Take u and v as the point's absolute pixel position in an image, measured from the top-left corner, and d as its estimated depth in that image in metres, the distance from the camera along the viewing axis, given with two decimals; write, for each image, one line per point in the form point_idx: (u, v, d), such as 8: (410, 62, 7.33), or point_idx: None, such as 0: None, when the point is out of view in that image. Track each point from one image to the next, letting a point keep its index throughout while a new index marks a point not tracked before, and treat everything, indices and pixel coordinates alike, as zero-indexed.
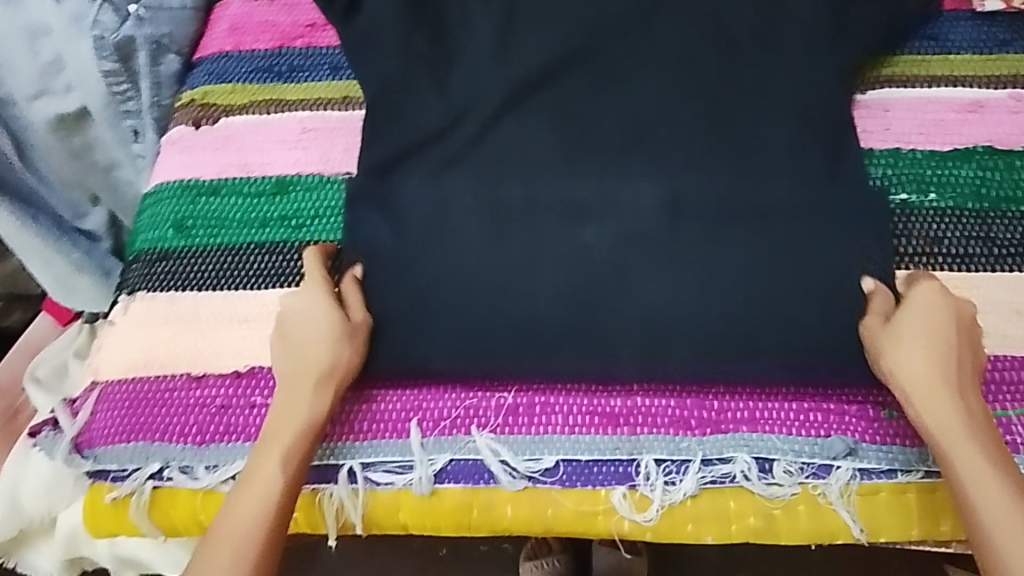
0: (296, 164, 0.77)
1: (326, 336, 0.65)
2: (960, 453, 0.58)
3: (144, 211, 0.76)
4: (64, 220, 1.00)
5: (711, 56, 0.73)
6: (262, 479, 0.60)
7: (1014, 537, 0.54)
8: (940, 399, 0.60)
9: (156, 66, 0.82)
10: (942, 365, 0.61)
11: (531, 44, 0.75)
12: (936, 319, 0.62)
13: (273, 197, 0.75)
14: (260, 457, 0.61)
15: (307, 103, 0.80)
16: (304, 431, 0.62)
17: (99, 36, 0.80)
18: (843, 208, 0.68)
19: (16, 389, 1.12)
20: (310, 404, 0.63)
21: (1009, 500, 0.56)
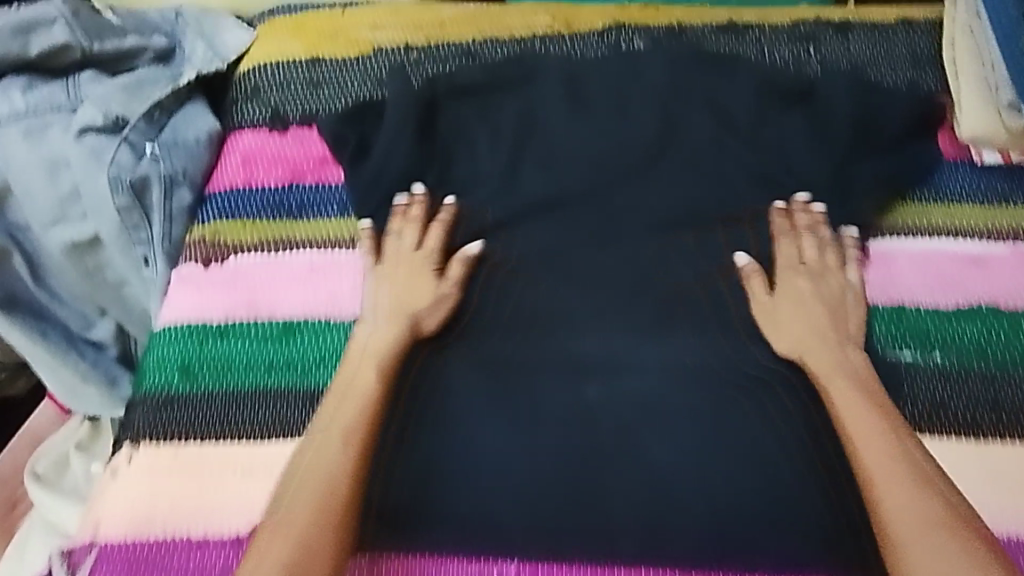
0: (303, 306, 0.77)
1: (405, 324, 0.73)
2: (864, 435, 0.63)
3: (149, 352, 0.77)
4: (73, 331, 1.01)
5: (705, 215, 0.78)
6: (327, 453, 0.64)
7: (912, 530, 0.57)
8: (844, 377, 0.67)
9: (168, 200, 0.83)
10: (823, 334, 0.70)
11: (538, 202, 0.81)
12: (821, 298, 0.72)
13: (281, 341, 0.76)
14: (322, 435, 0.65)
15: (315, 242, 0.81)
16: (360, 408, 0.67)
17: (115, 174, 0.82)
18: (845, 362, 0.68)
19: (15, 482, 1.09)
20: (372, 382, 0.69)
21: (907, 493, 0.59)
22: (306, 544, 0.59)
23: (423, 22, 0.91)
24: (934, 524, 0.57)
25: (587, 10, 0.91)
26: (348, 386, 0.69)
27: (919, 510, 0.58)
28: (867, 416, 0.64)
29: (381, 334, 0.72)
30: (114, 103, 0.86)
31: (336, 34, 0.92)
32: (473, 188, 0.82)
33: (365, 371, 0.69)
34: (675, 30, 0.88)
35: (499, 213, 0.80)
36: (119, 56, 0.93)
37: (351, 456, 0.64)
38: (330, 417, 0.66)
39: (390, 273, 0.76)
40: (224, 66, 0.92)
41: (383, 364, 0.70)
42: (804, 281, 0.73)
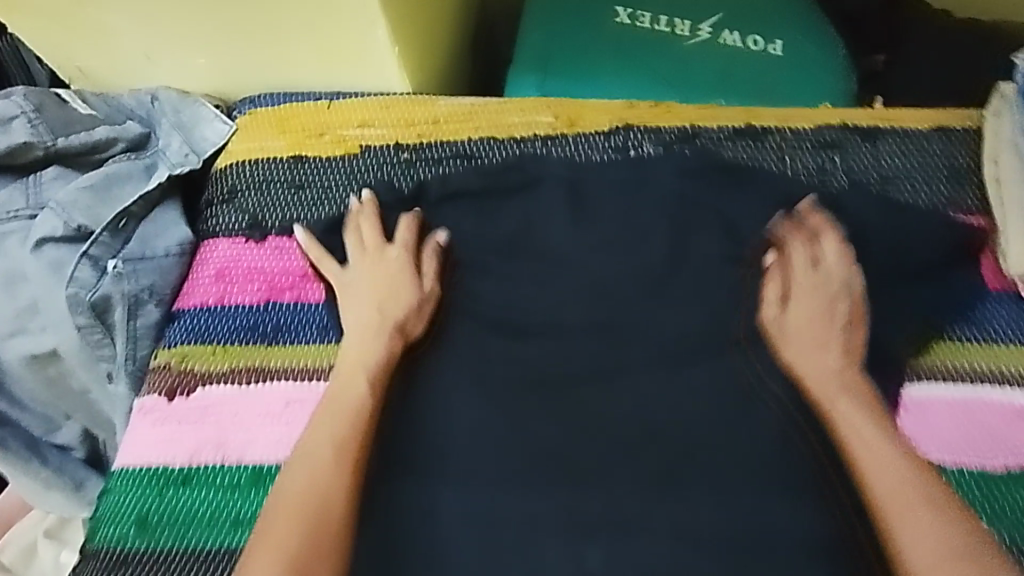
0: (276, 448, 0.70)
1: (391, 332, 0.71)
2: (868, 444, 0.60)
3: (103, 501, 0.69)
4: (37, 438, 0.94)
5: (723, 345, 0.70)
6: (316, 471, 0.60)
7: (933, 561, 0.53)
8: (849, 396, 0.64)
9: (133, 320, 0.77)
10: (820, 301, 0.70)
11: (538, 326, 0.73)
12: (823, 294, 0.70)
13: (248, 491, 0.68)
14: (313, 446, 0.62)
15: (291, 372, 0.73)
16: (351, 420, 0.64)
17: (74, 293, 0.76)
18: (837, 372, 0.66)
19: None
20: (359, 395, 0.66)
21: (920, 520, 0.55)
22: (300, 554, 0.55)
23: (416, 119, 0.84)
24: (951, 557, 0.52)
25: (593, 107, 0.84)
26: (335, 407, 0.65)
27: (936, 537, 0.54)
28: (881, 435, 0.61)
29: (365, 343, 0.70)
30: (76, 211, 0.80)
31: (322, 131, 0.85)
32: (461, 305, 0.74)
33: (347, 389, 0.67)
34: (688, 134, 0.81)
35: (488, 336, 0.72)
36: (84, 150, 0.86)
37: (345, 467, 0.61)
38: (322, 419, 0.64)
39: (366, 276, 0.75)
40: (198, 164, 0.86)
41: (373, 373, 0.68)
42: (801, 275, 0.72)
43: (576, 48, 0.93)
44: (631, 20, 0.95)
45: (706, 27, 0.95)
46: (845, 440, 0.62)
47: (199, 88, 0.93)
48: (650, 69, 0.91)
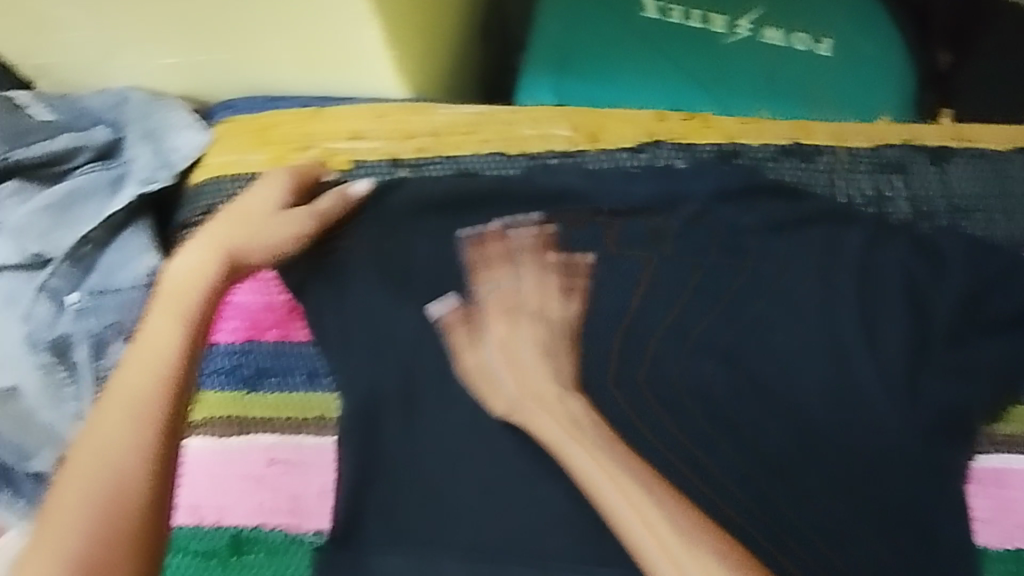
0: (260, 512, 0.63)
1: (220, 252, 0.63)
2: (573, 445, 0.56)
3: None
4: None
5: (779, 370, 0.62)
6: (111, 438, 0.49)
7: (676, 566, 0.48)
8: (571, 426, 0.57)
9: (100, 362, 0.69)
10: (539, 365, 0.60)
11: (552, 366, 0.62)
12: (524, 336, 0.61)
13: (227, 561, 0.61)
14: (110, 406, 0.51)
15: (275, 425, 0.66)
16: (161, 369, 0.53)
17: (33, 332, 0.69)
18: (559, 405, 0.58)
19: None
20: (179, 337, 0.56)
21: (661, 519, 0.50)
22: (89, 552, 0.44)
23: (414, 130, 0.74)
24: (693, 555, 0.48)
25: (617, 118, 0.74)
26: (143, 346, 0.55)
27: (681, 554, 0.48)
28: (609, 479, 0.53)
29: (199, 262, 0.62)
30: (30, 237, 0.71)
31: (307, 143, 0.74)
32: (462, 367, 0.62)
33: (170, 319, 0.57)
34: (727, 152, 0.71)
35: (497, 395, 0.60)
36: (45, 162, 0.76)
37: (144, 433, 0.50)
38: (108, 395, 0.52)
39: (239, 211, 0.66)
40: (171, 180, 0.75)
41: (191, 321, 0.57)
42: (502, 325, 0.62)
43: (597, 45, 0.83)
44: (659, 12, 0.84)
45: (746, 23, 0.84)
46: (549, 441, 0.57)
47: (171, 89, 0.82)
48: (678, 74, 0.81)
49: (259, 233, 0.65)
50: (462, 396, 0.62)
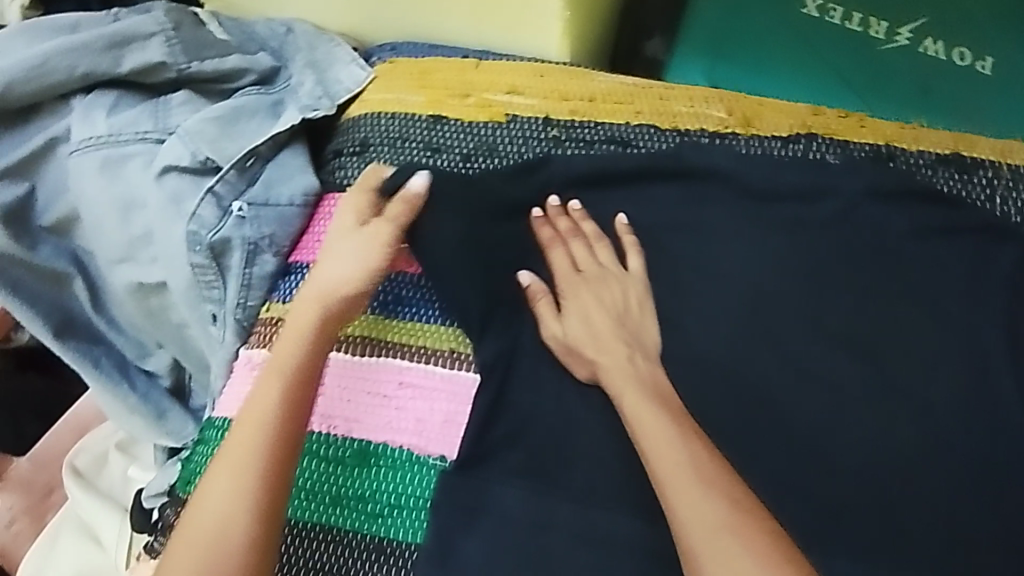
0: (387, 429, 0.66)
1: (324, 307, 0.65)
2: (637, 413, 0.58)
3: (196, 448, 0.70)
4: (127, 359, 0.90)
5: (903, 370, 0.64)
6: (229, 492, 0.56)
7: (702, 539, 0.51)
8: (638, 393, 0.60)
9: (250, 268, 0.74)
10: (607, 316, 0.65)
11: (683, 331, 0.66)
12: (607, 293, 0.66)
13: (353, 469, 0.65)
14: (224, 466, 0.58)
15: (407, 351, 0.69)
16: (269, 436, 0.59)
17: (195, 231, 0.73)
18: (634, 370, 0.62)
19: (56, 465, 1.12)
20: (278, 409, 0.60)
21: (694, 493, 0.53)
22: None
23: (570, 93, 0.76)
24: (718, 528, 0.51)
25: (772, 107, 0.75)
26: (260, 406, 0.60)
27: (709, 528, 0.51)
28: (666, 435, 0.56)
29: (300, 315, 0.65)
30: (203, 142, 0.75)
31: (466, 92, 0.78)
32: (587, 328, 0.65)
33: (286, 362, 0.63)
34: (883, 154, 0.71)
35: (619, 355, 0.63)
36: (216, 78, 0.80)
37: (251, 504, 0.56)
38: (230, 448, 0.59)
39: (352, 255, 0.67)
40: (332, 109, 0.80)
41: (293, 384, 0.61)
42: (580, 286, 0.67)
43: (753, 38, 0.84)
44: (820, 12, 0.85)
45: (907, 32, 0.83)
46: (622, 410, 0.60)
47: (334, 26, 0.87)
48: (832, 74, 0.82)
49: (344, 284, 0.66)
50: (584, 350, 0.64)
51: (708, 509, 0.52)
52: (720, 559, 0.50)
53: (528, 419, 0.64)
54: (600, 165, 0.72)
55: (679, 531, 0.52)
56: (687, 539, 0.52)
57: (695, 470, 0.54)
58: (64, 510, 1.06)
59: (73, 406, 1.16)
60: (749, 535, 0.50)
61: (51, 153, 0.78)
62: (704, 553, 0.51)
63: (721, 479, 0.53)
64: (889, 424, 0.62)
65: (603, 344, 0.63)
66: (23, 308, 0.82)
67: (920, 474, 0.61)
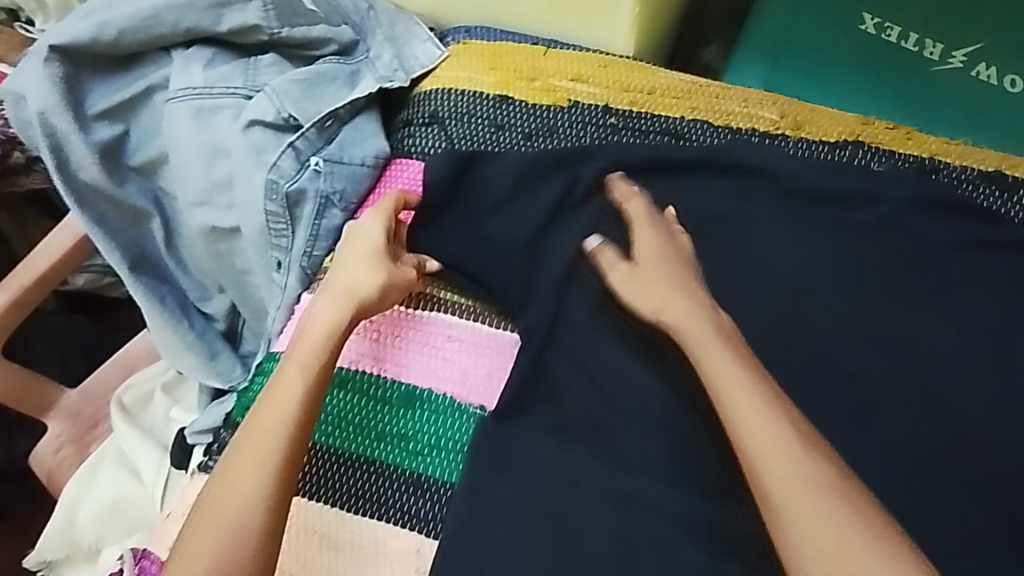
0: (432, 378, 0.71)
1: (349, 303, 0.69)
2: (723, 377, 0.59)
3: (255, 379, 0.75)
4: (188, 301, 0.96)
5: (926, 371, 0.67)
6: (242, 478, 0.60)
7: (791, 492, 0.53)
8: (720, 353, 0.60)
9: (319, 220, 0.80)
10: (675, 277, 0.66)
11: (720, 314, 0.70)
12: (670, 258, 0.67)
13: (398, 410, 0.70)
14: (241, 456, 0.61)
15: (458, 308, 0.74)
16: (283, 423, 0.62)
17: (274, 180, 0.79)
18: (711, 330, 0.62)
19: (105, 399, 1.20)
20: (298, 398, 0.64)
21: (773, 446, 0.55)
22: None
23: (631, 85, 0.81)
24: (825, 494, 0.53)
25: (824, 115, 0.79)
26: (276, 394, 0.64)
27: (792, 478, 0.54)
28: (762, 401, 0.57)
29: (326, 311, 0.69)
30: (288, 100, 0.81)
31: (533, 76, 0.83)
32: (643, 288, 0.66)
33: (308, 352, 0.66)
34: (928, 166, 0.74)
35: (687, 310, 0.64)
36: (302, 44, 0.86)
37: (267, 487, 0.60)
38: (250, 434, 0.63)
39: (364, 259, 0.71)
40: (406, 82, 0.86)
41: (313, 373, 0.65)
42: (643, 248, 0.68)
43: (810, 50, 0.88)
44: (877, 30, 0.88)
45: (960, 56, 0.86)
46: (703, 369, 0.60)
47: (412, 8, 0.93)
48: (884, 88, 0.85)
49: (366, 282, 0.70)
50: (642, 296, 0.66)
51: (792, 465, 0.54)
52: (831, 520, 0.52)
53: (564, 381, 0.70)
54: (653, 154, 0.76)
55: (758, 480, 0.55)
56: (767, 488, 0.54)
57: (781, 428, 0.56)
58: (107, 443, 1.13)
59: (127, 347, 1.25)
60: (855, 499, 0.53)
61: (148, 100, 0.85)
62: (811, 513, 0.52)
63: (819, 445, 0.56)
64: (908, 420, 0.65)
65: (666, 302, 0.65)
66: (104, 240, 0.89)
67: (935, 469, 0.64)
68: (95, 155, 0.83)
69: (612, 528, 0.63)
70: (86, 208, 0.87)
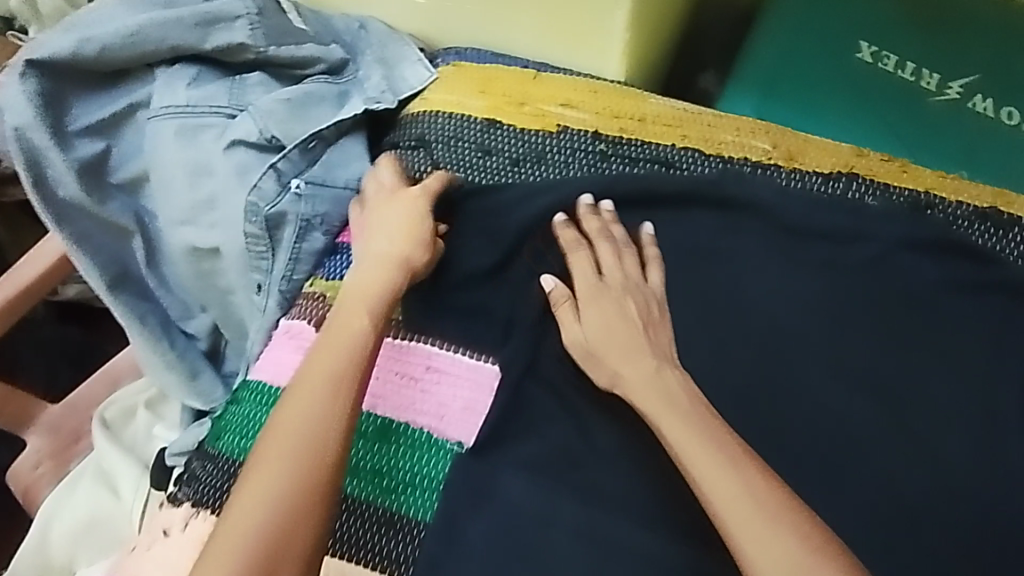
0: (410, 410, 0.68)
1: (394, 258, 0.69)
2: (682, 444, 0.58)
3: (228, 406, 0.73)
4: (171, 319, 0.94)
5: (918, 415, 0.65)
6: (311, 402, 0.60)
7: (766, 556, 0.53)
8: (674, 419, 0.59)
9: (300, 243, 0.78)
10: (617, 331, 0.65)
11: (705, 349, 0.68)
12: (624, 301, 0.67)
13: (373, 444, 0.67)
14: (306, 385, 0.61)
15: (438, 338, 0.71)
16: (347, 353, 0.63)
17: (254, 202, 0.78)
18: (662, 388, 0.62)
19: (86, 414, 1.17)
20: (362, 331, 0.65)
21: (740, 500, 0.55)
22: (284, 520, 0.56)
23: (622, 112, 0.79)
24: (791, 570, 0.52)
25: (817, 146, 0.77)
26: (337, 326, 0.65)
27: (766, 537, 0.53)
28: (722, 469, 0.56)
29: (374, 258, 0.70)
30: (273, 121, 0.79)
31: (522, 101, 0.81)
32: (606, 332, 0.66)
33: (370, 284, 0.68)
34: (922, 202, 0.72)
35: (637, 368, 0.63)
36: (290, 64, 0.85)
37: (339, 406, 0.61)
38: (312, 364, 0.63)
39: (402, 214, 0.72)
40: (393, 103, 0.84)
41: (376, 306, 0.67)
42: (601, 296, 0.68)
43: (807, 78, 0.87)
44: (874, 59, 0.87)
45: (957, 87, 0.85)
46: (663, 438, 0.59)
47: (404, 28, 0.92)
48: (881, 119, 0.84)
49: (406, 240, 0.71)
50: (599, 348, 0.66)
51: (764, 525, 0.54)
52: None
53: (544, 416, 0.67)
54: (642, 185, 0.74)
55: (733, 545, 0.54)
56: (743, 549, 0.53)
57: (753, 494, 0.55)
58: (88, 458, 1.11)
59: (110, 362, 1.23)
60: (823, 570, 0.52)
61: (132, 116, 0.84)
62: None
63: (787, 515, 0.54)
64: (900, 467, 0.63)
65: (625, 354, 0.64)
66: (84, 258, 0.87)
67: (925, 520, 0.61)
68: (75, 172, 0.82)
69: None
70: (66, 225, 0.85)
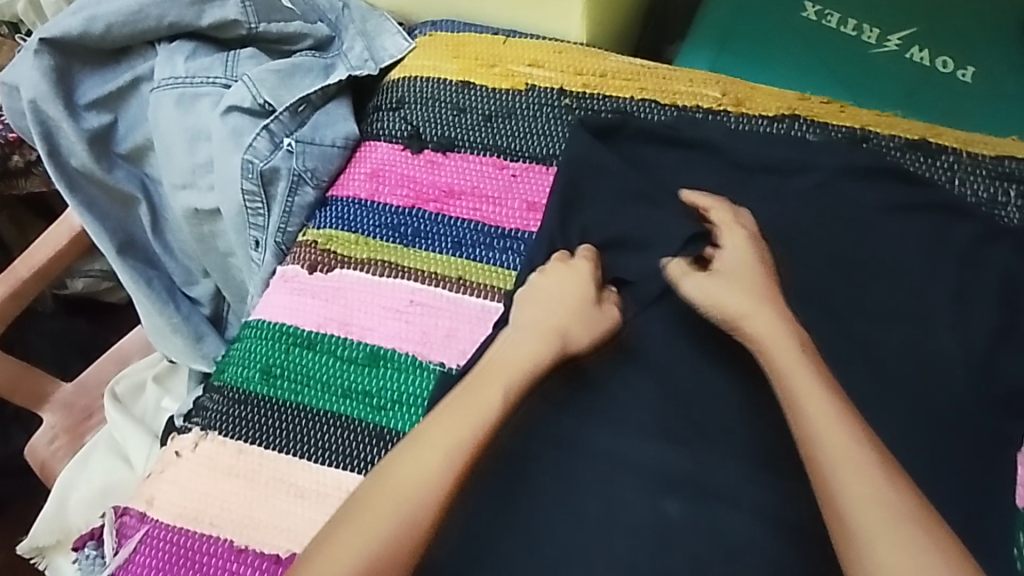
0: (395, 338, 0.75)
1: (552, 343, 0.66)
2: (803, 395, 0.60)
3: (233, 345, 0.79)
4: (175, 284, 0.99)
5: (861, 324, 0.70)
6: (422, 465, 0.58)
7: (869, 516, 0.54)
8: (801, 371, 0.61)
9: (292, 196, 0.85)
10: (760, 304, 0.66)
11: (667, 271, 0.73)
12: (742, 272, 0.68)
13: (363, 368, 0.74)
14: (424, 447, 0.59)
15: (421, 275, 0.78)
16: (475, 430, 0.60)
17: (250, 160, 0.85)
18: (799, 352, 0.62)
19: (96, 390, 1.23)
20: (493, 412, 0.62)
21: (835, 422, 0.58)
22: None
23: (585, 69, 0.86)
24: (900, 517, 0.54)
25: (764, 93, 0.84)
26: (473, 396, 0.62)
27: (864, 477, 0.55)
28: (843, 427, 0.58)
29: (524, 347, 0.65)
30: (265, 88, 0.87)
31: (493, 63, 0.88)
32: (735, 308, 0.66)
33: (515, 359, 0.65)
34: (858, 136, 0.79)
35: (782, 337, 0.63)
36: (280, 38, 0.92)
37: (449, 475, 0.58)
38: (440, 434, 0.60)
39: (561, 287, 0.69)
40: (375, 71, 0.92)
41: (513, 386, 0.63)
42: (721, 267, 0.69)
43: (756, 36, 0.94)
44: (818, 17, 0.94)
45: (896, 39, 0.92)
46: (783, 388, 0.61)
47: (383, 6, 1.00)
48: (824, 69, 0.91)
49: (574, 321, 0.67)
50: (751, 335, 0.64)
51: (844, 431, 0.58)
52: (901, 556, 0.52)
53: None
54: (603, 130, 0.81)
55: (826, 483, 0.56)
56: (846, 513, 0.55)
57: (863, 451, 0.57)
58: (100, 436, 1.15)
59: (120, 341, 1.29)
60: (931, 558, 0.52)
61: (134, 90, 0.92)
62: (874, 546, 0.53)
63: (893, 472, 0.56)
64: (844, 369, 0.68)
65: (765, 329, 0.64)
66: (93, 223, 0.93)
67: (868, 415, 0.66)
68: (85, 142, 0.89)
69: (562, 478, 0.65)
70: (77, 193, 0.92)
